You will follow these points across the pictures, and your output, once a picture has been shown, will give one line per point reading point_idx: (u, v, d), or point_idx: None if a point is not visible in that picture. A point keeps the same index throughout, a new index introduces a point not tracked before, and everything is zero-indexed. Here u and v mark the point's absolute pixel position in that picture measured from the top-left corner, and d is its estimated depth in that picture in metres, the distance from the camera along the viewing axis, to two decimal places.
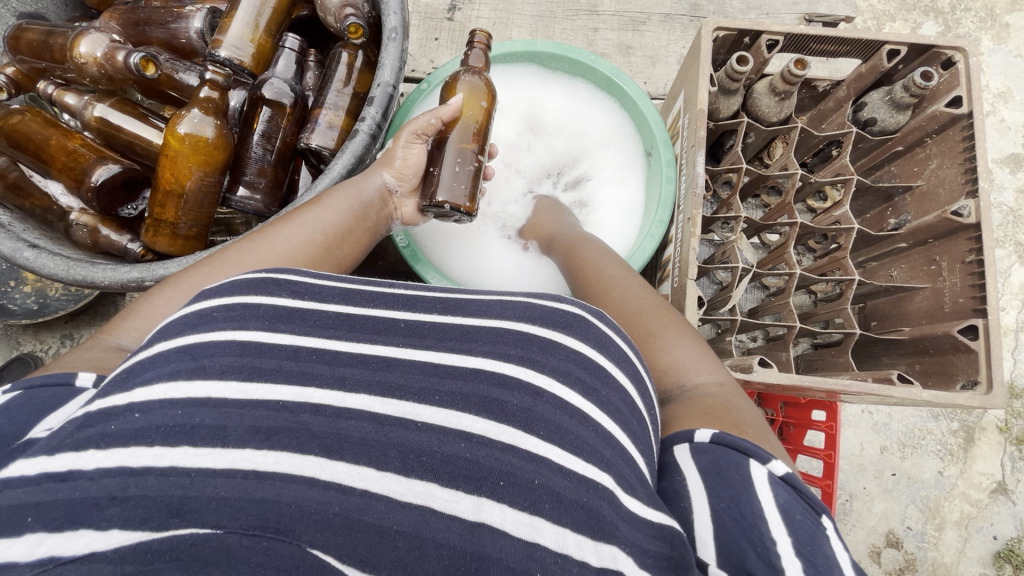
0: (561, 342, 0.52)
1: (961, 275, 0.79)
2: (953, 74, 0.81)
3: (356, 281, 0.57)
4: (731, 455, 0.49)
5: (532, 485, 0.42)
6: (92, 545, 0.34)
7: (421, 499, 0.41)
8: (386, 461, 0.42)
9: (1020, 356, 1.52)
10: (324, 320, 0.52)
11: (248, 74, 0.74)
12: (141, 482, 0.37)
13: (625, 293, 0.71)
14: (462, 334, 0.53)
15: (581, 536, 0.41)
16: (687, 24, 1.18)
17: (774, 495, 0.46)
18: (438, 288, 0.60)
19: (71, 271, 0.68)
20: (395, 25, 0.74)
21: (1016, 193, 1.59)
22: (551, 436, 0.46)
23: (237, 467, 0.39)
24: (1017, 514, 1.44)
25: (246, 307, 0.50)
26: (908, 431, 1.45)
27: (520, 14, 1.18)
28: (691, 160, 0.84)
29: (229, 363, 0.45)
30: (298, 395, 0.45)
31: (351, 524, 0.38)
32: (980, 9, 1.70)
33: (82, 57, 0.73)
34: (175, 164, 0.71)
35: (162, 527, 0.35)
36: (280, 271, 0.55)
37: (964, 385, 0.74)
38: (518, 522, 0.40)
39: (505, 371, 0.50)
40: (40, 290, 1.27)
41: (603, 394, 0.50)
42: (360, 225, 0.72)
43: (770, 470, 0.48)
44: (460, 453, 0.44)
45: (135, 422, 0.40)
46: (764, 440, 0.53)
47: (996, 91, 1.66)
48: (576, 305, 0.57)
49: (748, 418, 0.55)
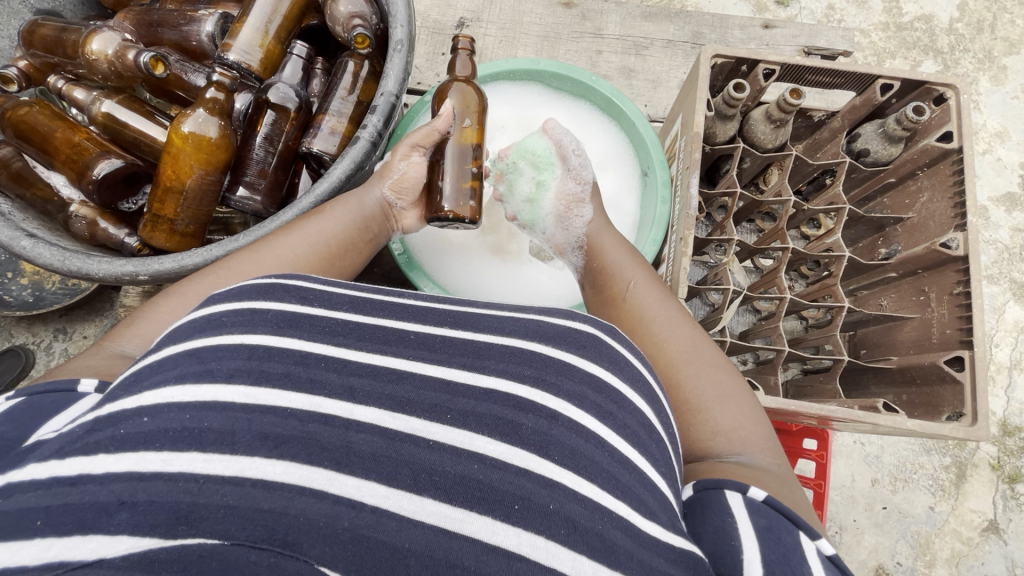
0: (577, 364, 0.53)
1: (948, 306, 0.80)
2: (945, 110, 0.83)
3: (366, 289, 0.57)
4: (783, 521, 0.50)
5: (548, 510, 0.43)
6: (98, 551, 0.33)
7: (433, 519, 0.41)
8: (397, 476, 0.43)
9: (1013, 393, 1.52)
10: (335, 327, 0.53)
11: (255, 78, 0.76)
12: (151, 487, 0.37)
13: (677, 335, 0.67)
14: (475, 351, 0.53)
15: (597, 564, 0.41)
16: (688, 51, 1.21)
17: (824, 569, 0.48)
18: (446, 299, 0.59)
19: (67, 262, 0.68)
20: (401, 37, 0.75)
21: (1011, 231, 1.61)
22: (566, 460, 0.46)
23: (244, 476, 0.40)
24: (1008, 554, 1.43)
25: (255, 313, 0.51)
26: (900, 465, 1.44)
27: (525, 33, 1.21)
28: (686, 181, 0.85)
29: (238, 367, 0.46)
30: (307, 403, 0.46)
31: (360, 540, 0.38)
32: (978, 50, 1.74)
33: (94, 54, 0.75)
34: (177, 161, 0.72)
35: (172, 534, 0.35)
36: (288, 277, 0.55)
37: (948, 417, 0.74)
38: (534, 546, 0.41)
39: (520, 393, 0.50)
40: (38, 283, 1.30)
41: (619, 417, 0.50)
42: (363, 236, 0.74)
43: (819, 548, 0.50)
44: (473, 474, 0.44)
45: (144, 426, 0.41)
46: (807, 513, 0.55)
47: (992, 130, 1.69)
48: (590, 324, 0.57)
49: (800, 497, 0.56)
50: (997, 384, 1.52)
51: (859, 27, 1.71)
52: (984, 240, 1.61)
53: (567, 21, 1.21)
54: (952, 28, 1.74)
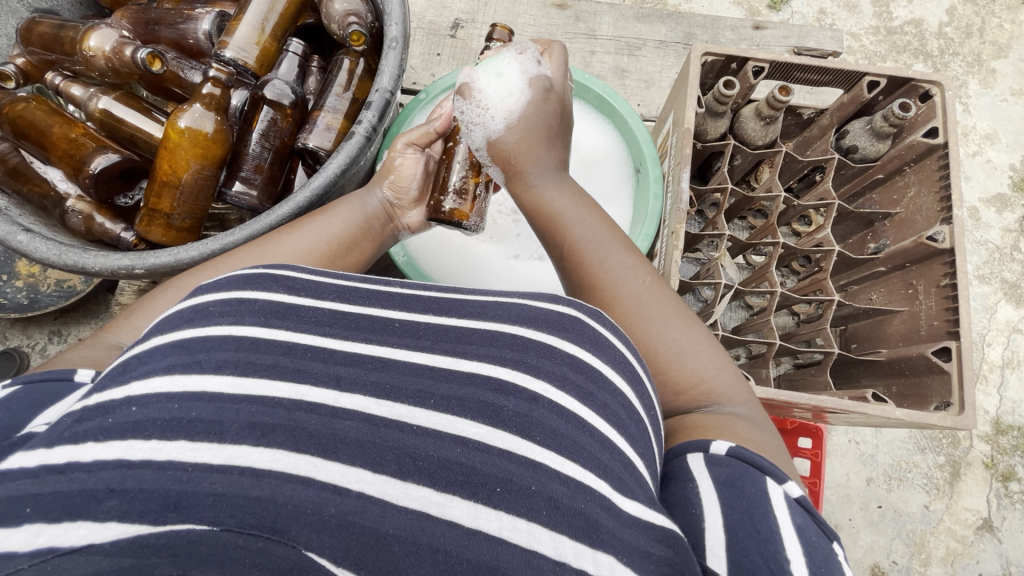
0: (557, 345, 0.53)
1: (936, 299, 0.81)
2: (930, 107, 0.85)
3: (354, 279, 0.58)
4: (746, 470, 0.50)
5: (528, 491, 0.43)
6: (88, 537, 0.34)
7: (417, 504, 0.42)
8: (382, 463, 0.43)
9: (1006, 392, 1.53)
10: (321, 317, 0.53)
11: (251, 75, 0.77)
12: (139, 475, 0.38)
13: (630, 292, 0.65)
14: (457, 336, 0.54)
15: (579, 544, 0.41)
16: (680, 52, 1.22)
17: (790, 514, 0.48)
18: (430, 286, 0.60)
19: (63, 257, 0.68)
20: (396, 35, 0.76)
21: (1001, 232, 1.63)
22: (547, 441, 0.46)
23: (232, 464, 0.40)
24: (1002, 552, 1.44)
25: (242, 303, 0.51)
26: (894, 464, 1.45)
27: (520, 34, 1.22)
28: (677, 177, 0.87)
29: (225, 358, 0.47)
30: (294, 393, 0.46)
31: (346, 526, 0.39)
32: (967, 54, 1.77)
33: (91, 50, 0.76)
34: (173, 156, 0.73)
35: (160, 521, 0.36)
36: (276, 267, 0.56)
37: (937, 407, 0.76)
38: (516, 528, 0.41)
39: (501, 375, 0.50)
40: (33, 284, 1.30)
41: (599, 398, 0.51)
42: (367, 238, 0.74)
43: (786, 491, 0.49)
44: (456, 458, 0.45)
45: (133, 415, 0.41)
46: (772, 455, 0.55)
47: (983, 132, 1.71)
48: (573, 307, 0.57)
49: (764, 441, 0.56)
50: (990, 383, 1.53)
51: (850, 31, 1.73)
52: (974, 241, 1.63)
53: (561, 22, 1.22)
54: (942, 32, 1.76)
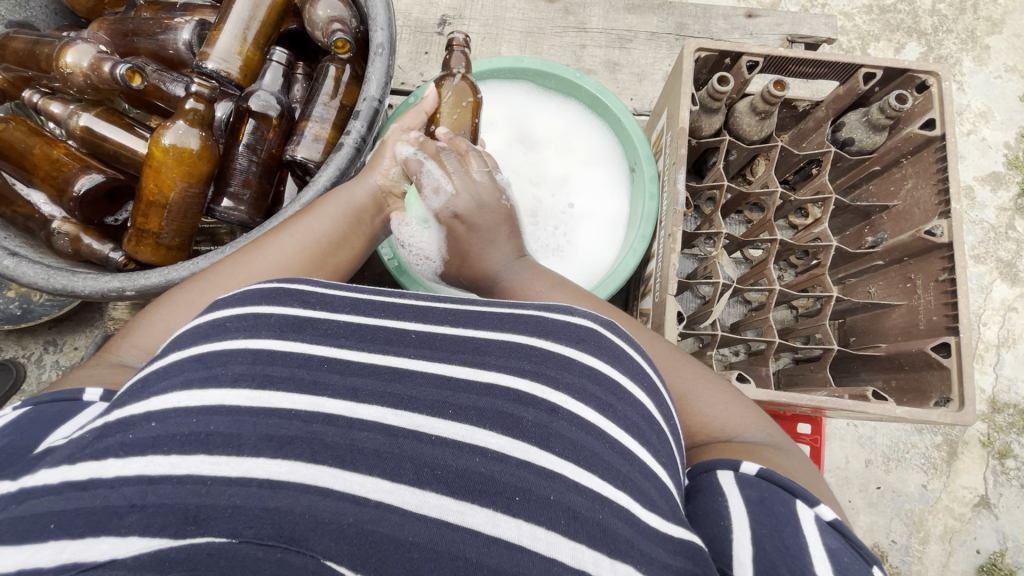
0: (577, 358, 0.52)
1: (934, 293, 0.81)
2: (927, 97, 0.83)
3: (368, 291, 0.56)
4: (779, 493, 0.49)
5: (548, 501, 0.43)
6: (111, 552, 0.34)
7: (436, 512, 0.41)
8: (401, 472, 0.42)
9: (1001, 370, 1.54)
10: (337, 329, 0.52)
11: (234, 86, 0.76)
12: (160, 489, 0.38)
13: None
14: (475, 346, 0.53)
15: (598, 553, 0.41)
16: (673, 43, 1.20)
17: (824, 538, 0.47)
18: (445, 296, 0.57)
19: (52, 279, 0.67)
20: (381, 41, 0.74)
21: (996, 211, 1.63)
22: (567, 453, 0.46)
23: (250, 476, 0.40)
24: (999, 528, 1.46)
25: (258, 317, 0.50)
26: (892, 445, 1.46)
27: (509, 29, 1.20)
28: (673, 177, 0.85)
29: (241, 371, 0.46)
30: (310, 404, 0.45)
31: (365, 535, 0.38)
32: (960, 31, 1.74)
33: (68, 67, 0.74)
34: (158, 174, 0.72)
35: (181, 534, 0.35)
36: (290, 280, 0.54)
37: (936, 402, 0.76)
38: (534, 537, 0.41)
39: (520, 387, 0.49)
40: (25, 295, 1.25)
41: (619, 410, 0.50)
42: (356, 231, 0.70)
43: (818, 514, 0.48)
44: (474, 467, 0.44)
45: (153, 431, 0.41)
46: (803, 481, 0.54)
47: (977, 110, 1.70)
48: (590, 317, 0.55)
49: (794, 465, 0.55)
50: (985, 362, 1.54)
51: (842, 11, 1.71)
52: (969, 221, 1.62)
53: (551, 15, 1.20)
54: (935, 9, 1.74)
